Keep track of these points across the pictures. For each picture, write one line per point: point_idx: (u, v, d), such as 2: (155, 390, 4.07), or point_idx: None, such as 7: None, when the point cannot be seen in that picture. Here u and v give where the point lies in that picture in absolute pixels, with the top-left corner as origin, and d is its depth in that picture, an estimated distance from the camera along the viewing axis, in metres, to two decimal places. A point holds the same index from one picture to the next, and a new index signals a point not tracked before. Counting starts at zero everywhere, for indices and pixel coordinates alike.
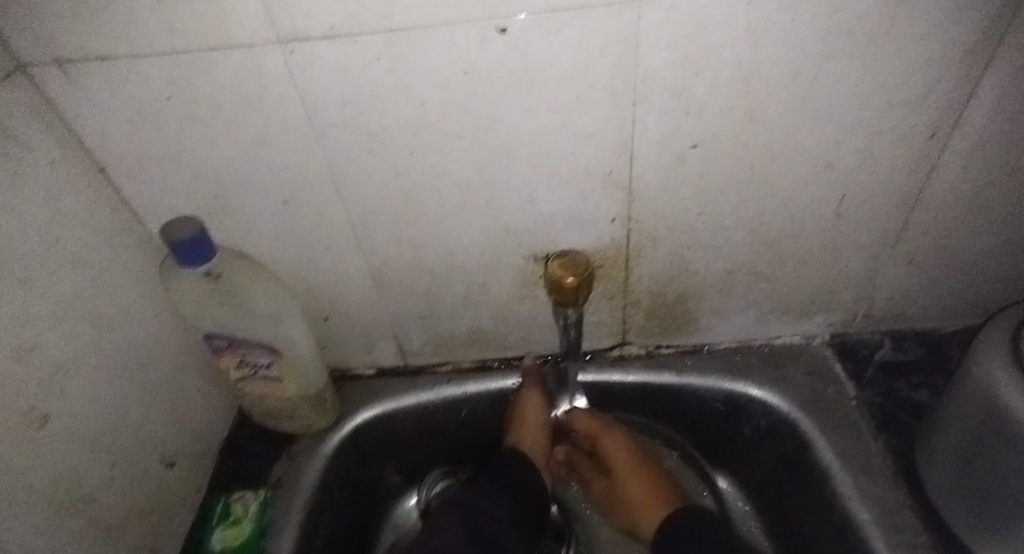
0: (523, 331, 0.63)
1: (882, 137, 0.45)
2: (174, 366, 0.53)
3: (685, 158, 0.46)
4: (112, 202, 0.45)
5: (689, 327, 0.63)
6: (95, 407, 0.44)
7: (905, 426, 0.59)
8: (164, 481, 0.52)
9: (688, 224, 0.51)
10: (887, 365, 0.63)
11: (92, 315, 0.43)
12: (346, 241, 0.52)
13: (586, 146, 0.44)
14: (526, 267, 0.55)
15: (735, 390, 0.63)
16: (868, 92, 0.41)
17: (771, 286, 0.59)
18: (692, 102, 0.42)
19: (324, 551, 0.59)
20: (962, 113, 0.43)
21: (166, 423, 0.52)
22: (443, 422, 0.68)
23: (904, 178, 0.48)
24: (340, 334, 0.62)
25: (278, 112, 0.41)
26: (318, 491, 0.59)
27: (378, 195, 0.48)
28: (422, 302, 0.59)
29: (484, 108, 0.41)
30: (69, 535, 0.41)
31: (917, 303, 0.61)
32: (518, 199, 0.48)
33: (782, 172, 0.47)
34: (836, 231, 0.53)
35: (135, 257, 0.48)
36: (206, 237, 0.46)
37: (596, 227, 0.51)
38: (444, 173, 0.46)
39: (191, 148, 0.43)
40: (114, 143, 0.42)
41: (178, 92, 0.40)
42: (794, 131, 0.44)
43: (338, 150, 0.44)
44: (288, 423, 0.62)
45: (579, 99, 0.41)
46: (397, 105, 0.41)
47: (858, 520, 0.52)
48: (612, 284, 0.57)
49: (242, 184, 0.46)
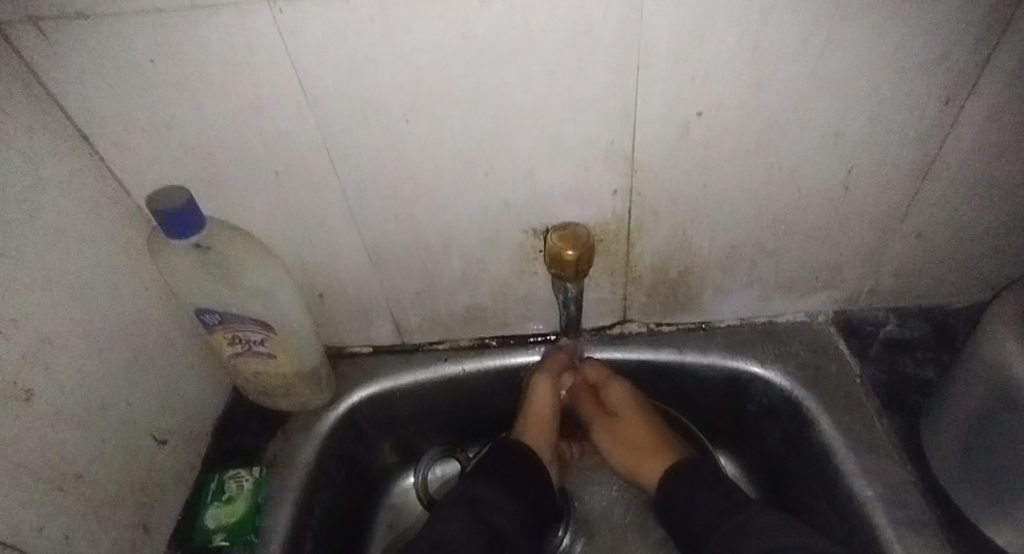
0: (522, 308, 0.62)
1: (895, 104, 0.43)
2: (164, 342, 0.52)
3: (691, 127, 0.44)
4: (96, 171, 0.44)
5: (691, 305, 0.62)
6: (82, 383, 0.43)
7: (910, 404, 0.58)
8: (156, 458, 0.51)
9: (692, 196, 0.50)
10: (891, 342, 0.62)
11: (77, 289, 0.42)
12: (340, 214, 0.50)
13: (588, 114, 0.43)
14: (525, 241, 0.54)
15: (737, 368, 0.62)
16: (882, 57, 0.40)
17: (776, 262, 0.57)
18: (698, 67, 0.40)
19: (321, 528, 0.59)
20: (979, 80, 0.42)
21: (157, 400, 0.51)
22: (440, 400, 0.67)
23: (916, 148, 0.47)
24: (335, 310, 0.61)
25: (266, 78, 0.40)
26: (314, 469, 0.59)
27: (373, 166, 0.46)
28: (419, 278, 0.57)
29: (481, 73, 0.40)
30: (56, 511, 0.40)
31: (924, 279, 0.60)
32: (517, 170, 0.47)
33: (790, 142, 0.46)
34: (844, 205, 0.51)
35: (121, 229, 0.46)
36: (195, 208, 0.44)
37: (598, 200, 0.50)
38: (440, 142, 0.44)
39: (177, 115, 0.42)
40: (95, 108, 0.41)
41: (161, 55, 0.38)
42: (803, 99, 0.42)
43: (330, 118, 0.43)
44: (283, 401, 0.61)
45: (580, 64, 0.39)
46: (390, 70, 0.39)
47: (860, 498, 0.51)
48: (613, 259, 0.56)
49: (231, 153, 0.45)
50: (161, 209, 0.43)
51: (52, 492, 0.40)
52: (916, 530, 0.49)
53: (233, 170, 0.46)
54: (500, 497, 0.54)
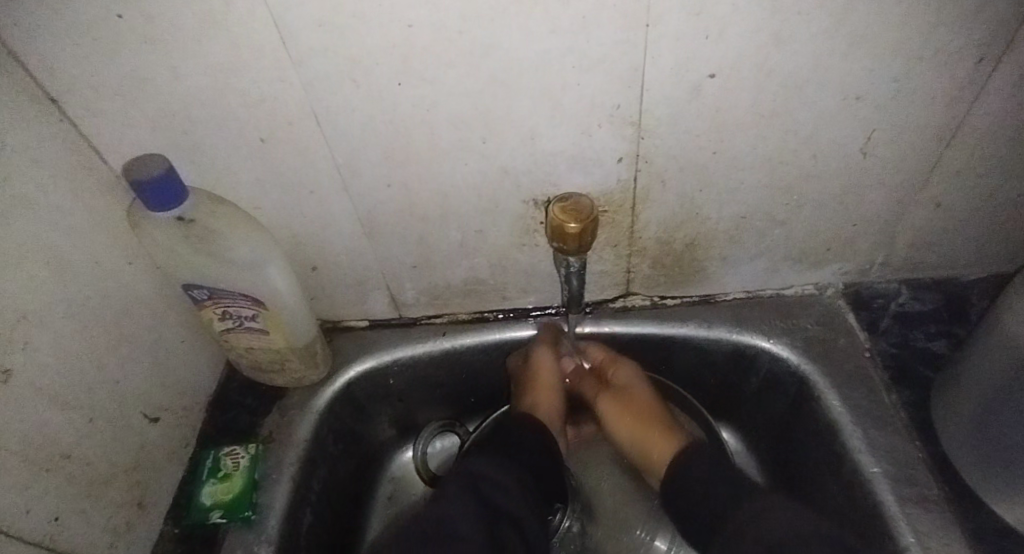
0: (522, 281, 0.60)
1: (921, 63, 0.40)
2: (152, 317, 0.50)
3: (702, 89, 0.41)
4: (71, 139, 0.41)
5: (698, 277, 0.60)
6: (65, 361, 0.41)
7: (920, 378, 0.56)
8: (148, 436, 0.50)
9: (701, 164, 0.47)
10: (903, 315, 0.60)
11: (54, 262, 0.40)
12: (332, 184, 0.48)
13: (593, 75, 0.40)
14: (526, 213, 0.51)
15: (744, 342, 0.60)
16: (912, 10, 0.37)
17: (786, 233, 0.55)
18: (713, 23, 0.37)
19: (319, 505, 0.58)
20: (1015, 36, 0.39)
21: (147, 376, 0.50)
22: (439, 375, 0.65)
23: (941, 110, 0.44)
24: (329, 285, 0.59)
25: (246, 36, 0.37)
26: (311, 444, 0.58)
27: (363, 133, 0.44)
28: (416, 250, 0.55)
29: (479, 29, 0.37)
30: (44, 492, 0.39)
31: (939, 249, 0.58)
32: (517, 136, 0.44)
33: (808, 105, 0.43)
34: (861, 172, 0.49)
35: (102, 200, 0.44)
36: (175, 177, 0.42)
37: (602, 168, 0.47)
38: (435, 105, 0.42)
39: (152, 75, 0.39)
40: (65, 71, 0.38)
41: (131, 9, 0.35)
42: (823, 57, 0.39)
43: (317, 80, 0.40)
44: (278, 377, 0.60)
45: (585, 20, 0.36)
46: (380, 27, 0.36)
47: (867, 473, 0.50)
48: (617, 230, 0.54)
49: (212, 118, 0.42)
50: (144, 181, 0.41)
51: (38, 473, 0.39)
52: (926, 506, 0.48)
53: (215, 137, 0.44)
54: (511, 480, 0.51)
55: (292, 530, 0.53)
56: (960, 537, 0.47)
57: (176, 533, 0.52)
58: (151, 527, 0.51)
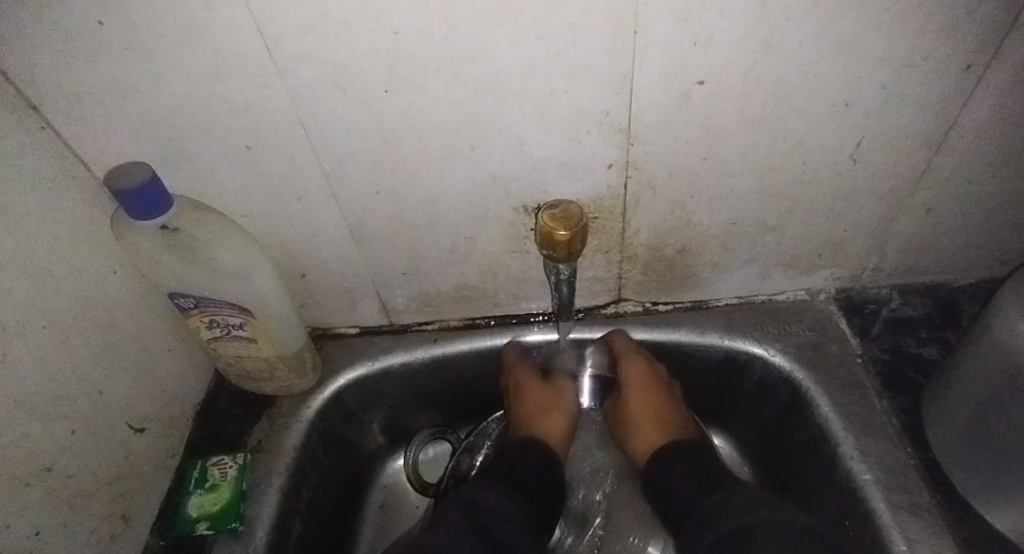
0: (514, 287, 0.59)
1: (909, 71, 0.40)
2: (136, 326, 0.49)
3: (692, 95, 0.41)
4: (54, 148, 0.41)
5: (690, 283, 0.60)
6: (48, 373, 0.40)
7: (913, 383, 0.56)
8: (133, 447, 0.50)
9: (692, 170, 0.47)
10: (894, 320, 0.60)
11: (35, 271, 0.39)
12: (320, 192, 0.48)
13: (581, 82, 0.40)
14: (516, 219, 0.51)
15: (736, 348, 0.60)
16: (900, 16, 0.37)
17: (777, 239, 0.55)
18: (701, 30, 0.37)
19: (308, 515, 0.57)
20: (1003, 43, 0.39)
21: (132, 387, 0.49)
22: (430, 381, 0.65)
23: (930, 116, 0.44)
24: (318, 292, 0.59)
25: (231, 43, 0.36)
26: (300, 454, 0.57)
27: (351, 140, 0.43)
28: (405, 257, 0.55)
29: (466, 37, 0.36)
30: (24, 506, 0.38)
31: (931, 254, 0.58)
32: (506, 143, 0.44)
33: (796, 112, 0.43)
34: (851, 178, 0.49)
35: (85, 209, 0.44)
36: (160, 185, 0.42)
37: (592, 175, 0.47)
38: (422, 113, 0.41)
39: (134, 83, 0.39)
40: (45, 78, 0.37)
41: (112, 15, 0.34)
42: (812, 64, 0.39)
43: (302, 88, 0.39)
44: (266, 385, 0.59)
45: (572, 27, 0.36)
46: (366, 34, 0.36)
47: (859, 481, 0.50)
48: (608, 237, 0.53)
49: (198, 125, 0.42)
50: (137, 188, 0.40)
51: (19, 488, 0.38)
52: (917, 514, 0.48)
53: (199, 146, 0.44)
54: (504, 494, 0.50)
55: (280, 540, 0.53)
56: (951, 544, 0.46)
57: (163, 545, 0.51)
58: (137, 539, 0.50)
